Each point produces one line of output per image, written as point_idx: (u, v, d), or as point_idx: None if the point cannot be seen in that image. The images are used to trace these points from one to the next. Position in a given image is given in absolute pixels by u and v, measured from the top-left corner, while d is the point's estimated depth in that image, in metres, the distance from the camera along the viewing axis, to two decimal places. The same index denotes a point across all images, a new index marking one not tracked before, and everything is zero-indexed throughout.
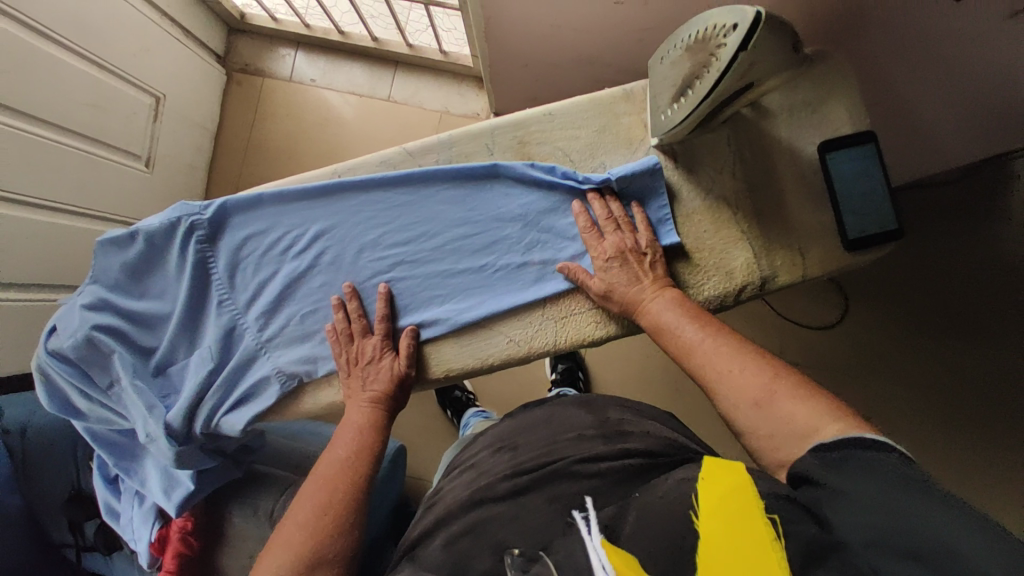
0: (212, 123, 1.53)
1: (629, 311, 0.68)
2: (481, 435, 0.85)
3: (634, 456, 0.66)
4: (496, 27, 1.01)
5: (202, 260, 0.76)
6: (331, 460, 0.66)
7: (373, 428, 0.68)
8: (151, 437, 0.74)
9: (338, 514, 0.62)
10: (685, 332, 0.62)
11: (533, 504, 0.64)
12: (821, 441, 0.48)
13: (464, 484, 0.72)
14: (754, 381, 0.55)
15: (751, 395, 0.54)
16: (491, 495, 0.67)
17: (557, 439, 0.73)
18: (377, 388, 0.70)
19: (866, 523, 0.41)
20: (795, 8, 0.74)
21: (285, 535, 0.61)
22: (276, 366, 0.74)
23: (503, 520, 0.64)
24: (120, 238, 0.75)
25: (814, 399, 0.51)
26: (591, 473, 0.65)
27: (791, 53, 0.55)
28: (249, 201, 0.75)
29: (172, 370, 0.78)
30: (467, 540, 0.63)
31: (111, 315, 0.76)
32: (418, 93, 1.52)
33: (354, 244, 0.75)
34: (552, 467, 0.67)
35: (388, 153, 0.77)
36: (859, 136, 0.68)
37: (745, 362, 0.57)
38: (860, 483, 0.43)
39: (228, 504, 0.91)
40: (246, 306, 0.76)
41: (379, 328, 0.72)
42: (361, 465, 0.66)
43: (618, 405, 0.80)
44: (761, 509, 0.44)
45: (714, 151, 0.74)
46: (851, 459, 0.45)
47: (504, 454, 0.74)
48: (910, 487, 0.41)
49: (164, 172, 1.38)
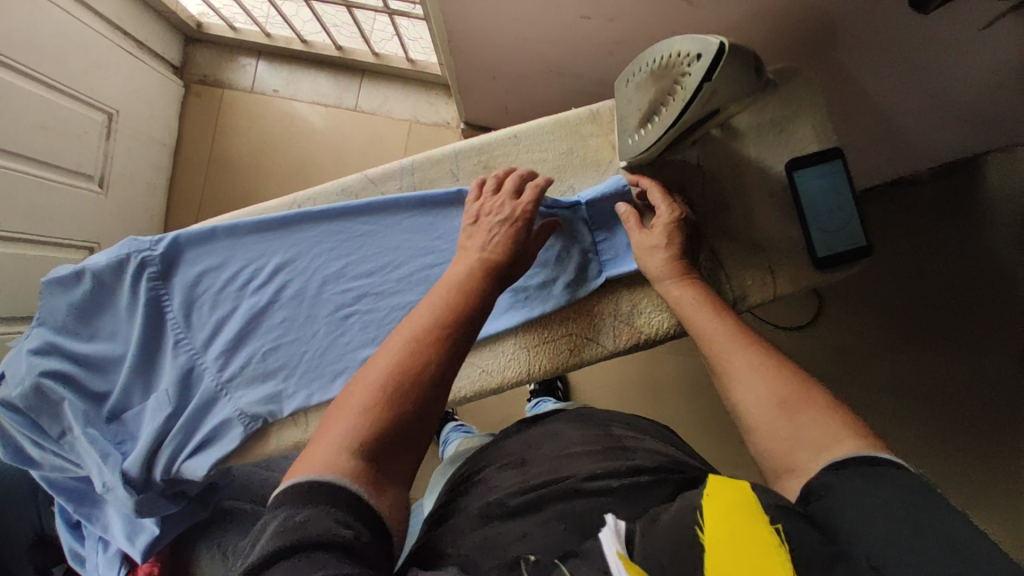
0: (171, 138, 1.47)
1: (671, 281, 0.65)
2: (483, 453, 0.77)
3: (642, 473, 0.63)
4: (461, 40, 0.98)
5: (155, 298, 0.72)
6: (421, 316, 0.56)
7: (475, 297, 0.59)
8: (107, 486, 0.70)
9: (421, 391, 0.51)
10: (707, 325, 0.61)
11: (543, 522, 0.59)
12: (837, 458, 0.47)
13: (473, 499, 0.66)
14: (781, 385, 0.54)
15: (776, 395, 0.53)
16: (500, 511, 0.62)
17: (564, 455, 0.68)
18: (495, 251, 0.62)
19: (883, 540, 0.41)
20: (762, 27, 0.73)
21: (355, 391, 0.50)
22: (238, 407, 0.71)
23: (512, 537, 0.58)
24: (67, 279, 0.72)
25: (837, 418, 0.51)
26: (599, 491, 0.61)
27: (760, 81, 0.54)
28: (204, 235, 0.72)
29: (127, 416, 0.74)
30: (476, 552, 0.57)
31: (59, 359, 0.73)
32: (387, 103, 1.48)
33: (316, 277, 0.72)
34: (554, 487, 0.63)
35: (349, 181, 0.75)
36: (825, 153, 0.68)
37: (771, 367, 0.55)
38: (873, 496, 0.43)
39: (195, 548, 0.89)
40: (204, 345, 0.73)
41: (528, 200, 0.66)
42: (456, 343, 0.55)
43: (621, 422, 0.76)
44: (766, 522, 0.43)
45: (683, 172, 0.73)
46: (861, 473, 0.45)
47: (512, 470, 0.69)
48: (923, 501, 0.42)
49: (122, 192, 1.32)
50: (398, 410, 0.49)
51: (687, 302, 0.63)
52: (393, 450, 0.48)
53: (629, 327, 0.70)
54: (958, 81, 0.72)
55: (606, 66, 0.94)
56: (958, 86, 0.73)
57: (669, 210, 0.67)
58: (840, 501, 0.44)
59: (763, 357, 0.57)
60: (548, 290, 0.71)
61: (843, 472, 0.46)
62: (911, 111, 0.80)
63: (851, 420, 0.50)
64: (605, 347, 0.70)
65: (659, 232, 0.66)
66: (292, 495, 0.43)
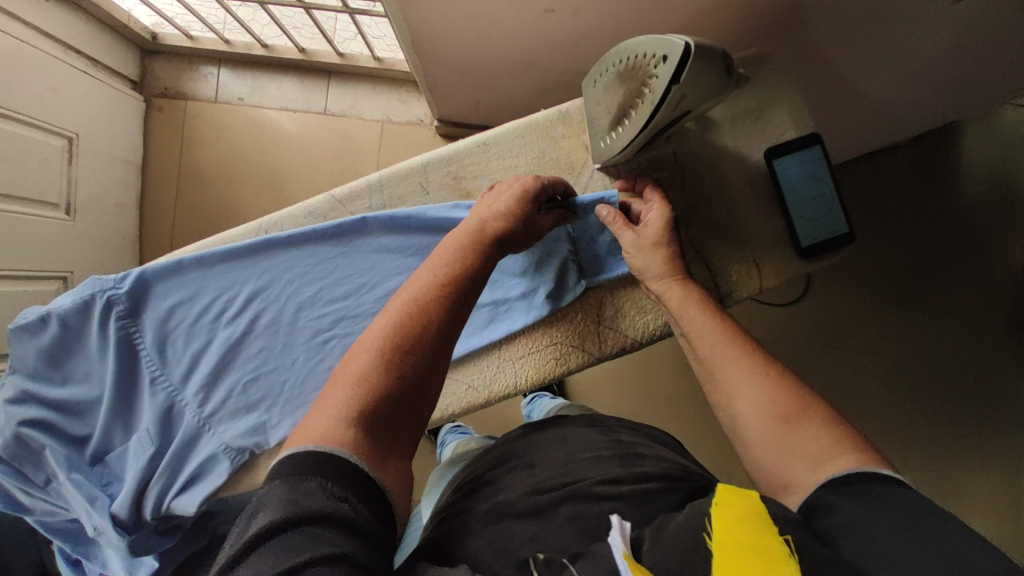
0: (136, 155, 1.43)
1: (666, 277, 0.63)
2: (488, 453, 0.77)
3: (652, 479, 0.62)
4: (423, 40, 0.94)
5: (126, 337, 0.70)
6: (419, 284, 0.55)
7: (475, 264, 0.58)
8: (97, 530, 0.69)
9: (419, 361, 0.51)
10: (701, 326, 0.60)
11: (555, 524, 0.59)
12: (839, 471, 0.47)
13: (483, 498, 0.65)
14: (780, 395, 0.53)
15: (779, 409, 0.52)
16: (509, 511, 0.61)
17: (574, 459, 0.68)
18: (499, 209, 0.61)
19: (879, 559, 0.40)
20: (731, 11, 0.71)
21: (353, 359, 0.50)
22: (223, 442, 0.70)
23: (521, 538, 0.58)
24: (32, 324, 0.70)
25: (836, 431, 0.50)
26: (610, 495, 0.61)
27: (732, 82, 0.53)
28: (169, 269, 0.70)
29: (110, 458, 0.72)
30: (487, 551, 0.57)
31: (35, 406, 0.71)
32: (357, 104, 1.44)
33: (290, 303, 0.70)
34: (573, 487, 0.62)
35: (316, 203, 0.72)
36: (803, 140, 0.67)
37: (768, 376, 0.55)
38: (871, 515, 0.43)
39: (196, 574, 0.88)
40: (181, 381, 0.71)
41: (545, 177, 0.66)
42: (454, 311, 0.54)
43: (629, 428, 0.75)
44: (775, 531, 0.43)
45: (661, 169, 0.71)
46: (860, 491, 0.45)
47: (522, 472, 0.68)
48: (922, 520, 0.41)
49: (92, 218, 1.28)
50: (396, 380, 0.49)
51: (681, 299, 0.62)
52: (391, 422, 0.48)
53: (616, 331, 0.69)
54: (933, 52, 0.70)
55: (575, 57, 0.91)
56: (933, 58, 0.71)
57: (658, 207, 0.65)
58: (839, 520, 0.44)
59: (759, 363, 0.56)
60: (532, 297, 0.70)
61: (844, 489, 0.46)
62: (887, 85, 0.78)
63: (851, 432, 0.50)
64: (591, 354, 0.69)
65: (652, 233, 0.64)
66: (291, 462, 0.43)
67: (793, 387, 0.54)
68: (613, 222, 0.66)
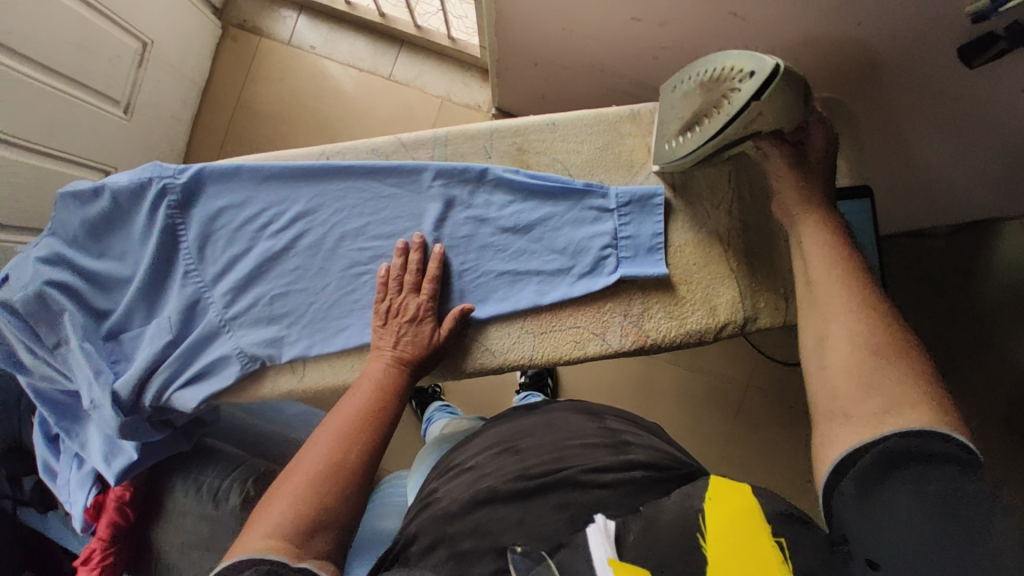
0: (200, 76, 1.46)
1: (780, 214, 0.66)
2: (475, 441, 0.83)
3: (640, 469, 0.67)
4: (508, 25, 0.99)
5: (171, 227, 0.72)
6: (350, 408, 0.62)
7: (399, 389, 0.65)
8: (94, 403, 0.70)
9: (348, 480, 0.57)
10: (828, 248, 0.59)
11: (540, 509, 0.63)
12: (904, 424, 0.45)
13: (464, 485, 0.71)
14: (881, 336, 0.51)
15: (871, 344, 0.51)
16: (494, 497, 0.66)
17: (564, 448, 0.72)
18: (407, 348, 0.66)
19: (897, 526, 0.41)
20: (810, 55, 0.75)
21: (289, 478, 0.56)
22: (238, 346, 0.71)
23: (506, 522, 0.62)
24: (83, 193, 0.71)
25: (908, 386, 0.47)
26: (599, 483, 0.65)
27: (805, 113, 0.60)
28: (227, 171, 0.72)
29: (125, 337, 0.74)
30: (469, 537, 0.62)
31: (65, 271, 0.72)
32: (422, 76, 1.47)
33: (334, 230, 0.73)
34: (560, 474, 0.66)
35: (382, 142, 0.74)
36: (855, 190, 0.70)
37: (870, 315, 0.53)
38: (908, 484, 0.42)
39: (171, 477, 0.91)
40: (212, 280, 0.73)
41: (427, 288, 0.69)
42: (377, 433, 0.61)
43: (615, 418, 0.83)
44: (768, 531, 0.44)
45: (714, 186, 0.73)
46: (914, 455, 0.43)
47: (508, 458, 0.73)
48: (963, 494, 0.40)
49: (146, 122, 1.31)
50: (329, 491, 0.55)
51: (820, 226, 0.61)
52: (320, 527, 0.53)
53: (637, 329, 0.71)
54: (991, 137, 0.73)
55: (649, 71, 0.95)
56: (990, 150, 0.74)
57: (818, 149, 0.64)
58: (875, 477, 0.44)
59: (864, 300, 0.54)
60: (558, 277, 0.72)
61: (893, 448, 0.44)
62: (941, 167, 0.81)
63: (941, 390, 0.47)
64: (610, 346, 0.71)
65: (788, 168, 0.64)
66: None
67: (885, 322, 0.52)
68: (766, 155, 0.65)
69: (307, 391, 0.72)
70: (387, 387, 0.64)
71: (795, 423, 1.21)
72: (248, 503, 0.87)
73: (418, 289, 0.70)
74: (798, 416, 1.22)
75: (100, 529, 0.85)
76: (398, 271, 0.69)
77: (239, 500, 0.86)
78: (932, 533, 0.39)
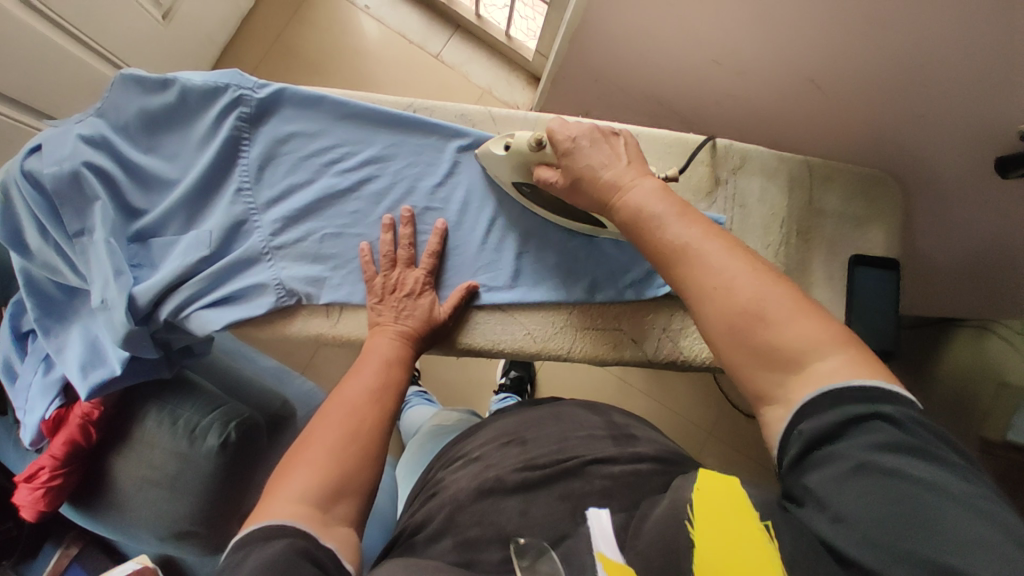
0: (245, 4, 1.40)
1: (607, 197, 0.59)
2: (481, 431, 0.74)
3: (645, 461, 0.62)
4: (568, 66, 0.99)
5: (235, 139, 0.69)
6: (361, 384, 0.58)
7: (408, 364, 0.63)
8: (106, 304, 0.64)
9: (363, 451, 0.52)
10: (670, 233, 0.53)
11: (544, 501, 0.57)
12: (812, 390, 0.42)
13: (468, 476, 0.63)
14: (733, 306, 0.47)
15: (735, 321, 0.46)
16: (499, 487, 0.59)
17: (567, 437, 0.67)
18: (410, 322, 0.65)
19: (849, 519, 0.37)
20: (867, 140, 0.81)
21: (302, 450, 0.51)
22: (278, 277, 0.68)
23: (511, 513, 0.57)
24: (150, 81, 0.68)
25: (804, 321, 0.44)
26: (604, 475, 0.59)
27: (507, 154, 0.67)
28: (310, 99, 0.70)
29: (154, 242, 0.69)
30: (473, 529, 0.56)
31: (107, 157, 0.67)
32: (469, 64, 1.48)
33: (404, 183, 0.72)
34: (565, 465, 0.61)
35: (471, 110, 0.75)
36: (886, 262, 0.77)
37: (715, 291, 0.48)
38: (841, 466, 0.39)
39: (145, 402, 0.84)
40: (265, 205, 0.70)
41: (425, 263, 0.69)
42: (389, 403, 0.57)
43: (622, 413, 0.76)
44: (755, 517, 0.40)
45: (768, 227, 0.80)
46: (834, 423, 0.40)
47: (512, 448, 0.66)
48: (899, 458, 0.37)
49: (180, 32, 1.24)
50: (345, 461, 0.51)
51: (640, 204, 0.56)
52: (335, 496, 0.49)
53: (672, 345, 0.73)
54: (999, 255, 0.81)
55: (696, 117, 0.97)
56: (996, 262, 0.81)
57: (572, 156, 0.61)
58: (809, 461, 0.41)
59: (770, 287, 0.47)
60: (616, 281, 0.73)
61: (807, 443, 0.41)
62: (946, 264, 0.88)
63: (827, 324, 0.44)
64: (645, 354, 0.72)
65: (580, 190, 0.62)
66: (239, 546, 0.43)
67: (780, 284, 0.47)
68: (550, 188, 0.65)
69: (336, 338, 0.70)
70: (398, 363, 0.62)
71: (753, 473, 1.27)
72: (227, 446, 0.80)
73: (413, 264, 0.69)
74: (757, 469, 1.27)
75: (55, 446, 0.78)
76: (389, 244, 0.68)
77: (218, 441, 0.80)
78: (883, 518, 0.36)
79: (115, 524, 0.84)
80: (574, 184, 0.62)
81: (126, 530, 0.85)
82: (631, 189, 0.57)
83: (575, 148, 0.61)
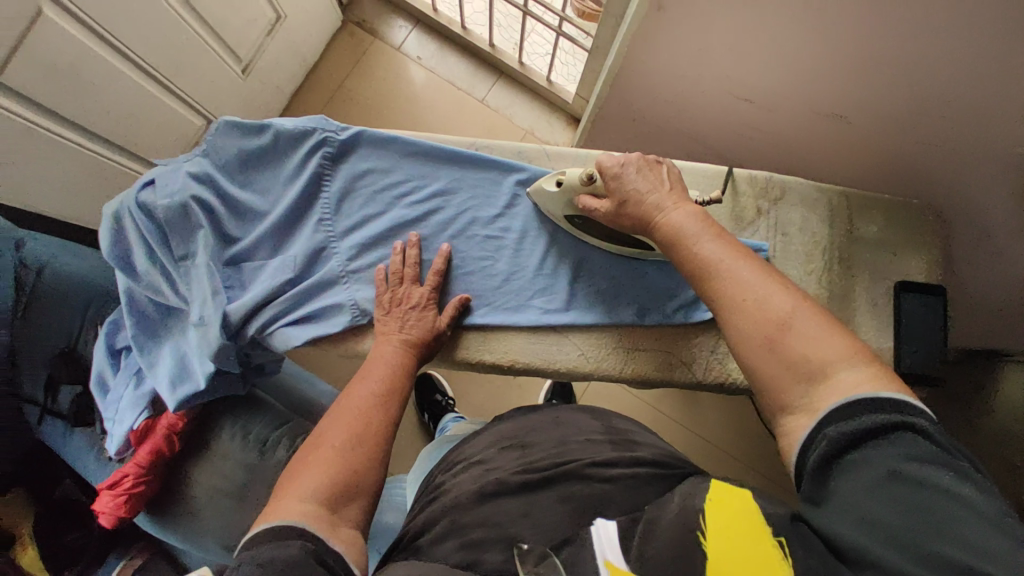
0: (311, 60, 1.55)
1: (644, 221, 0.66)
2: (476, 438, 0.73)
3: (644, 465, 0.60)
4: (608, 108, 1.07)
5: (319, 175, 0.78)
6: (363, 395, 0.62)
7: (410, 372, 0.67)
8: (204, 320, 0.72)
9: (369, 453, 0.57)
10: (703, 249, 0.60)
11: (544, 503, 0.57)
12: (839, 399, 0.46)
13: (468, 478, 0.63)
14: (760, 317, 0.53)
15: (763, 331, 0.53)
16: (500, 489, 0.59)
17: (567, 442, 0.67)
18: (413, 333, 0.70)
19: (878, 521, 0.39)
20: (901, 172, 0.85)
21: (313, 454, 0.55)
22: (353, 298, 0.75)
23: (512, 516, 0.56)
24: (250, 127, 0.77)
25: (835, 339, 0.50)
26: (603, 479, 0.59)
27: (559, 190, 0.74)
28: (384, 139, 0.79)
29: (246, 266, 0.77)
30: (478, 531, 0.55)
31: (209, 191, 0.76)
32: (512, 107, 1.58)
33: (467, 213, 0.78)
34: (564, 468, 0.60)
35: (528, 147, 0.82)
36: (931, 288, 0.80)
37: (746, 305, 0.55)
38: (876, 473, 0.41)
39: (223, 417, 0.91)
40: (343, 233, 0.77)
41: (429, 282, 0.74)
42: (391, 409, 0.62)
43: (620, 418, 0.77)
44: (768, 535, 0.43)
45: (809, 254, 0.83)
46: (861, 434, 0.44)
47: (513, 452, 0.66)
48: (924, 467, 0.40)
49: (254, 84, 1.38)
50: (350, 464, 0.55)
51: (679, 225, 0.63)
52: (340, 498, 0.53)
53: (721, 366, 0.76)
54: None
55: (731, 153, 1.03)
56: None
57: (620, 180, 0.68)
58: (840, 466, 0.44)
59: (789, 300, 0.54)
60: (667, 304, 0.77)
61: (827, 453, 0.44)
62: None
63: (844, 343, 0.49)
64: (694, 375, 0.76)
65: (624, 214, 0.68)
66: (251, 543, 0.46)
67: (802, 301, 0.54)
68: (596, 214, 0.71)
69: None
70: (403, 370, 0.67)
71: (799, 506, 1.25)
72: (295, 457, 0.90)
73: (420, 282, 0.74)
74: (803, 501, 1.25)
75: (140, 455, 0.83)
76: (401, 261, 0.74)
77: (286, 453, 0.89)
78: (907, 519, 0.38)
79: (183, 533, 0.89)
80: (619, 208, 0.68)
81: (193, 538, 0.90)
82: (671, 213, 0.64)
83: (621, 172, 0.67)
